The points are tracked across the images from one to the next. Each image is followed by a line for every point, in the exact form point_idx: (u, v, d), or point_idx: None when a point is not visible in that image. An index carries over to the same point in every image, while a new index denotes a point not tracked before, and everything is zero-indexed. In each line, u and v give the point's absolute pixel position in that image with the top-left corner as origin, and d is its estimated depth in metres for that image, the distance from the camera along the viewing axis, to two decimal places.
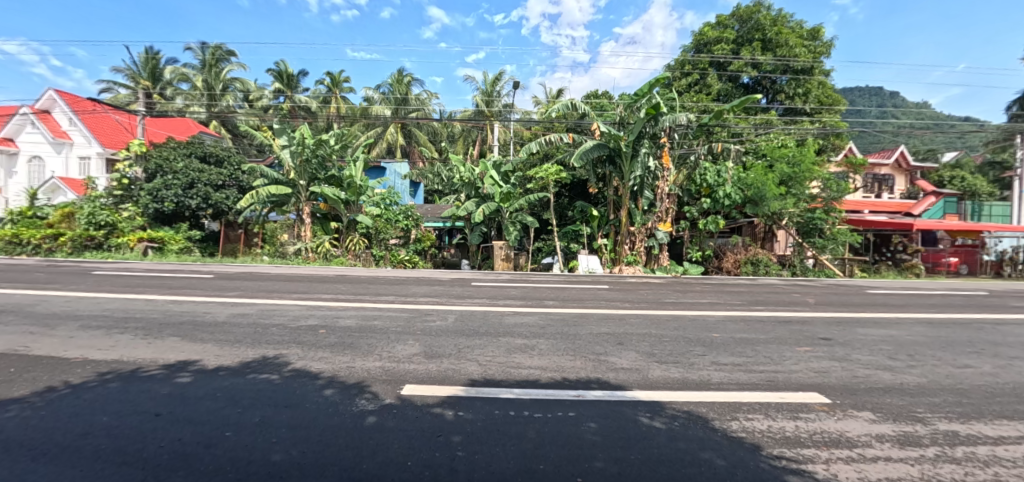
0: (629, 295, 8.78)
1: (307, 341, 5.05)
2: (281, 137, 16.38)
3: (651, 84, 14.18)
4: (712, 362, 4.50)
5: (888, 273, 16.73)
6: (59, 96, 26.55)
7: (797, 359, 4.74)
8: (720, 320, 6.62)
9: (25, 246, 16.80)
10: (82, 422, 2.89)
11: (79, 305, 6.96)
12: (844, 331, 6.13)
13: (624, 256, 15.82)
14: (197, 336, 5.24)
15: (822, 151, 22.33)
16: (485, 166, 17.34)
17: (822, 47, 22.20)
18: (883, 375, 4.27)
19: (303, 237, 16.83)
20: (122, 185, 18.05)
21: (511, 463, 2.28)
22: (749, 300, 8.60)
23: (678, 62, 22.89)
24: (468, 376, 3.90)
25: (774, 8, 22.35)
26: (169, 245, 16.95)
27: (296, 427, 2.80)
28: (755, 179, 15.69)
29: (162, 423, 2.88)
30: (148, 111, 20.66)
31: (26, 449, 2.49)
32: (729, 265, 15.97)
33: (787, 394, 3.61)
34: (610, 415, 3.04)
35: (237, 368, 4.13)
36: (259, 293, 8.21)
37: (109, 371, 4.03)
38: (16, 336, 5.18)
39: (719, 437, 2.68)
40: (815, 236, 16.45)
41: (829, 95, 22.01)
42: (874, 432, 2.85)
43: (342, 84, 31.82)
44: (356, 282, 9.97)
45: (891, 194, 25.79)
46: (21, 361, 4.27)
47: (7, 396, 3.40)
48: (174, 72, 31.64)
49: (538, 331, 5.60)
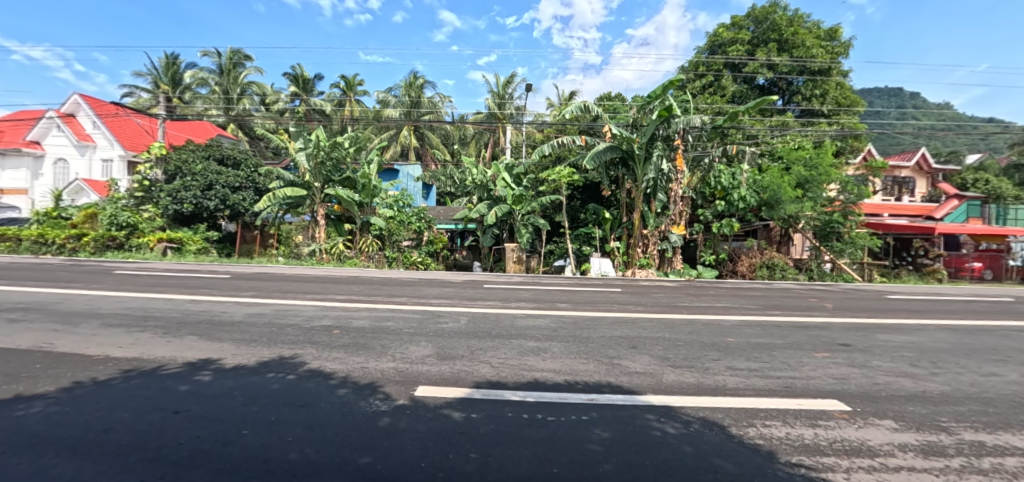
0: (642, 299, 8.69)
1: (321, 341, 5.11)
2: (296, 139, 16.67)
3: (664, 87, 14.05)
4: (728, 367, 4.43)
5: (909, 278, 16.32)
6: (84, 100, 27.22)
7: (815, 365, 4.65)
8: (736, 324, 6.51)
9: (50, 246, 17.19)
10: (103, 418, 2.96)
11: (100, 303, 7.10)
12: (863, 337, 5.98)
13: (636, 259, 15.61)
14: (214, 335, 5.32)
15: (840, 153, 21.89)
16: (499, 168, 17.33)
17: (840, 47, 21.75)
18: (905, 382, 4.16)
19: (318, 239, 16.97)
20: (143, 187, 18.52)
21: (523, 466, 2.27)
22: (765, 304, 8.47)
23: (692, 65, 22.74)
24: (481, 378, 3.91)
25: (790, 8, 22.09)
26: (188, 245, 17.23)
27: (312, 427, 2.83)
28: (771, 182, 15.45)
29: (181, 420, 2.94)
30: (168, 113, 20.88)
31: (51, 443, 2.56)
32: (744, 268, 15.74)
33: (805, 400, 3.54)
34: (623, 419, 3.01)
35: (254, 366, 4.21)
36: (275, 293, 8.32)
37: (132, 368, 4.12)
38: (41, 333, 5.34)
39: (734, 444, 2.65)
40: (832, 240, 16.06)
41: (848, 96, 21.57)
42: (896, 441, 2.77)
43: (357, 87, 32.31)
44: (369, 283, 10.06)
45: (912, 197, 25.28)
46: (47, 358, 4.40)
47: (32, 392, 3.50)
48: (194, 77, 32.32)
49: (550, 334, 5.56)
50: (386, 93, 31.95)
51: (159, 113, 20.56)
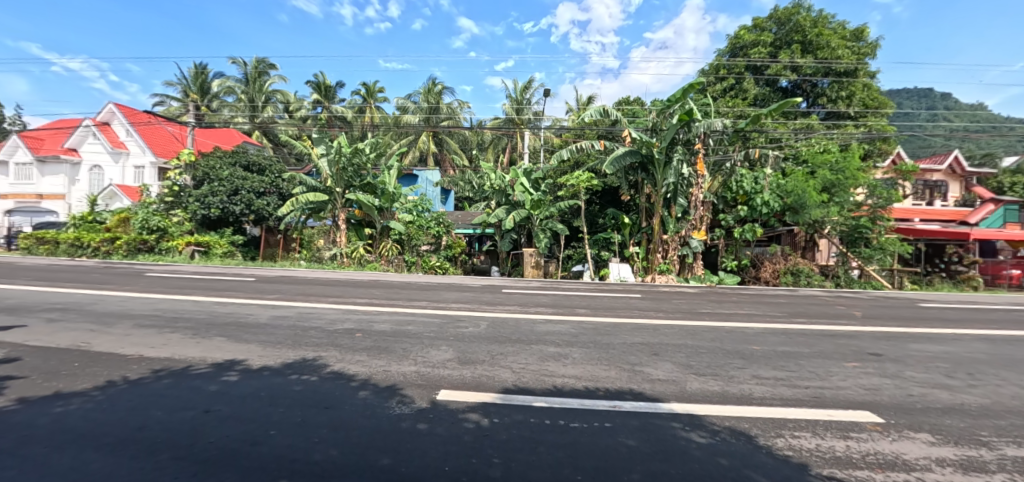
0: (663, 305, 8.57)
1: (343, 344, 5.20)
2: (318, 146, 17.03)
3: (684, 90, 13.91)
4: (753, 376, 4.33)
5: (942, 285, 15.66)
6: (119, 109, 28.47)
7: (845, 375, 4.50)
8: (760, 332, 6.35)
9: (85, 249, 17.94)
10: (137, 416, 3.06)
11: (133, 305, 7.37)
12: (895, 347, 5.77)
13: (657, 265, 15.38)
14: (241, 337, 5.46)
15: (868, 156, 21.27)
16: (517, 173, 17.40)
17: (867, 47, 21.18)
18: (940, 394, 4.00)
19: (339, 243, 17.28)
20: (173, 192, 19.15)
21: (545, 472, 2.26)
22: (790, 312, 8.26)
23: (712, 67, 22.40)
24: (503, 383, 3.91)
25: (814, 9, 21.65)
26: (214, 248, 17.74)
27: (336, 428, 2.87)
28: (795, 186, 15.06)
29: (211, 419, 3.02)
30: (197, 121, 21.60)
31: (88, 440, 2.66)
32: (768, 275, 15.30)
33: (834, 411, 3.44)
34: (648, 428, 2.96)
35: (279, 368, 4.30)
36: (298, 296, 8.51)
37: (162, 368, 4.26)
38: (78, 333, 5.58)
39: (762, 455, 2.58)
40: (860, 246, 15.50)
41: (875, 98, 21.01)
42: (933, 455, 2.67)
43: (377, 94, 32.91)
44: (390, 287, 10.18)
45: (944, 201, 24.37)
46: (84, 357, 4.59)
47: (71, 389, 3.65)
48: (221, 85, 33.49)
49: (570, 340, 5.53)
50: (406, 100, 32.51)
51: (189, 121, 21.29)
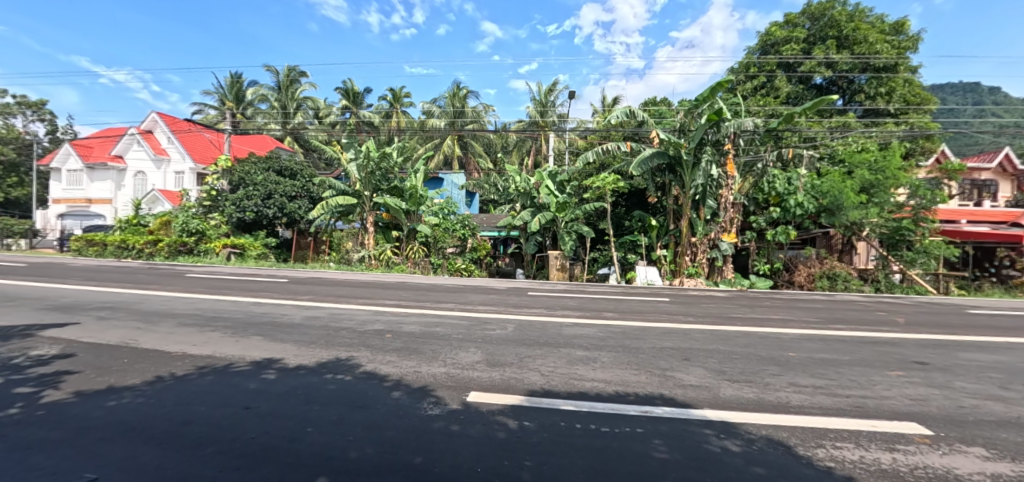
0: (691, 309, 8.41)
1: (374, 344, 5.32)
2: (348, 150, 17.47)
3: (713, 89, 13.59)
4: (789, 383, 4.20)
5: (993, 291, 14.82)
6: (161, 118, 29.97)
7: (888, 384, 4.31)
8: (796, 338, 6.14)
9: (131, 251, 18.96)
10: (182, 411, 3.22)
11: (175, 304, 7.73)
12: (942, 355, 5.48)
13: (685, 268, 15.11)
14: (276, 336, 5.66)
15: (911, 155, 20.31)
16: (542, 176, 17.33)
17: (908, 41, 20.24)
18: (994, 406, 3.78)
19: (367, 245, 17.67)
20: (211, 196, 20.04)
21: (577, 476, 2.26)
22: (827, 317, 7.94)
23: (742, 65, 21.87)
24: (531, 385, 3.93)
25: (851, 2, 20.87)
26: (249, 251, 18.45)
27: (370, 427, 2.95)
28: (831, 186, 14.50)
29: (250, 416, 3.14)
30: (233, 127, 22.48)
31: (140, 432, 2.82)
32: (802, 279, 14.76)
33: (878, 422, 3.29)
34: (680, 435, 2.92)
35: (313, 367, 4.44)
36: (329, 297, 8.74)
37: (205, 365, 4.46)
38: (126, 330, 5.90)
39: (802, 466, 2.50)
40: (902, 249, 14.79)
41: (917, 93, 20.05)
42: (989, 471, 2.53)
43: (402, 99, 33.55)
44: (417, 289, 10.32)
45: (994, 201, 23.00)
46: (132, 354, 4.85)
47: (122, 384, 3.86)
48: (254, 93, 34.83)
49: (598, 343, 5.49)
50: (429, 104, 32.97)
51: (225, 128, 22.18)
